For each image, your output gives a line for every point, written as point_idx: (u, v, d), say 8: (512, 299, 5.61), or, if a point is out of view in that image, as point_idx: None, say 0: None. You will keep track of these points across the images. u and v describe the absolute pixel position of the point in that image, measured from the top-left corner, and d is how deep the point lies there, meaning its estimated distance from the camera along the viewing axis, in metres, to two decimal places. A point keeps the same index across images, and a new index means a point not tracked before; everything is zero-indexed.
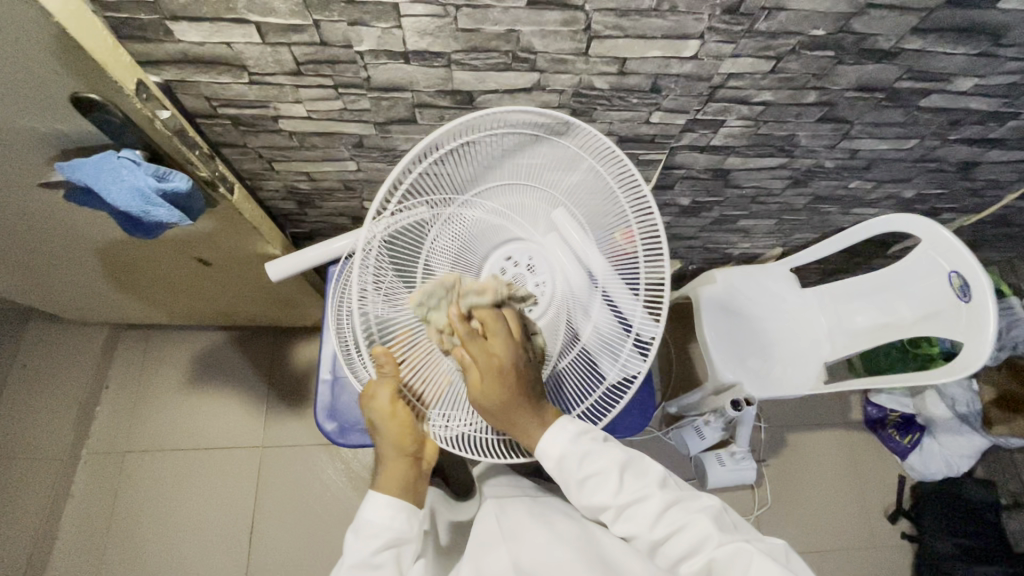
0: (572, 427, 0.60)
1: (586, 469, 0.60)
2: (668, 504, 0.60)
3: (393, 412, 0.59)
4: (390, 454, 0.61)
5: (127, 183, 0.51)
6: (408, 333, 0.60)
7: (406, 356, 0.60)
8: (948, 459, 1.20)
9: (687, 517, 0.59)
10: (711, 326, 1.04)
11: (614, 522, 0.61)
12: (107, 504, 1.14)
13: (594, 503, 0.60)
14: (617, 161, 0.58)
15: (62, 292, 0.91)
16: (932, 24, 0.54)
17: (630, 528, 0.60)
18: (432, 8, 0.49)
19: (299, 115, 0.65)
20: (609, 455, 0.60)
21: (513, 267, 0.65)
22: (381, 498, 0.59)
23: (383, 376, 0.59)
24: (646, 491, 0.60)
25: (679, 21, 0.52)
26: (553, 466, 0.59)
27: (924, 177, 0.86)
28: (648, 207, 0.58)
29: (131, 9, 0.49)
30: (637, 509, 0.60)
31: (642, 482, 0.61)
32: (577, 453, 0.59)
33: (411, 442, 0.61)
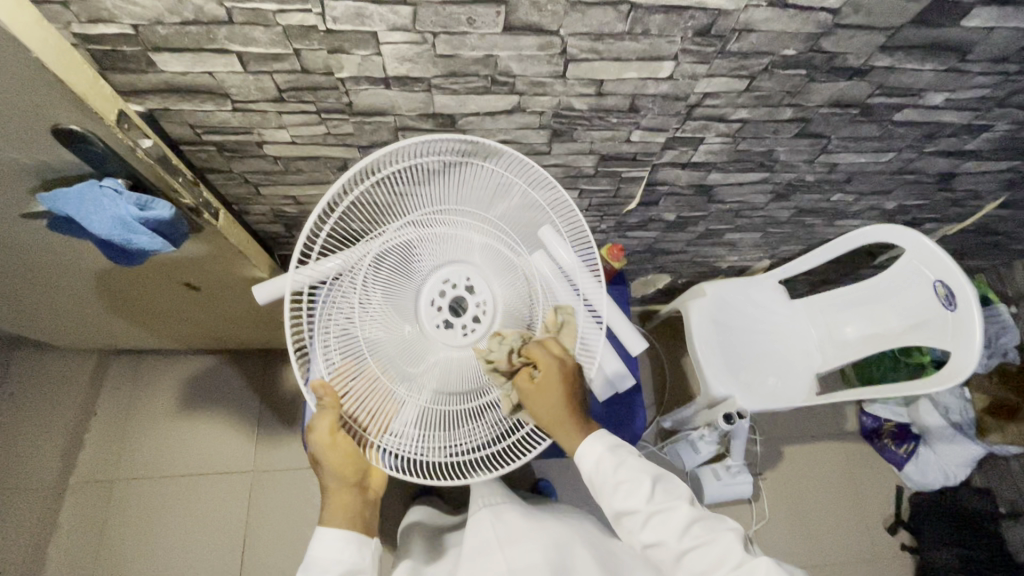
0: (600, 441, 0.61)
1: (619, 468, 0.59)
2: (695, 519, 0.56)
3: (332, 443, 0.59)
4: (335, 486, 0.61)
5: (109, 214, 0.52)
6: (349, 365, 0.59)
7: (349, 390, 0.59)
8: (945, 468, 1.20)
9: (715, 534, 0.54)
10: (703, 339, 1.04)
11: (640, 531, 0.57)
12: (94, 535, 1.12)
13: (622, 507, 0.57)
14: (544, 178, 0.60)
15: (50, 319, 0.91)
16: (899, 42, 0.55)
17: (654, 536, 0.55)
18: (410, 35, 0.50)
19: (284, 140, 0.66)
20: (639, 465, 0.59)
21: (452, 290, 0.62)
22: (328, 532, 0.60)
23: (323, 408, 0.58)
24: (674, 502, 0.56)
25: (653, 44, 0.53)
26: (590, 473, 0.60)
27: (904, 189, 0.87)
28: (577, 216, 0.61)
29: (114, 42, 0.50)
30: (663, 518, 0.56)
31: (672, 494, 0.57)
32: (612, 456, 0.59)
33: (354, 473, 0.62)
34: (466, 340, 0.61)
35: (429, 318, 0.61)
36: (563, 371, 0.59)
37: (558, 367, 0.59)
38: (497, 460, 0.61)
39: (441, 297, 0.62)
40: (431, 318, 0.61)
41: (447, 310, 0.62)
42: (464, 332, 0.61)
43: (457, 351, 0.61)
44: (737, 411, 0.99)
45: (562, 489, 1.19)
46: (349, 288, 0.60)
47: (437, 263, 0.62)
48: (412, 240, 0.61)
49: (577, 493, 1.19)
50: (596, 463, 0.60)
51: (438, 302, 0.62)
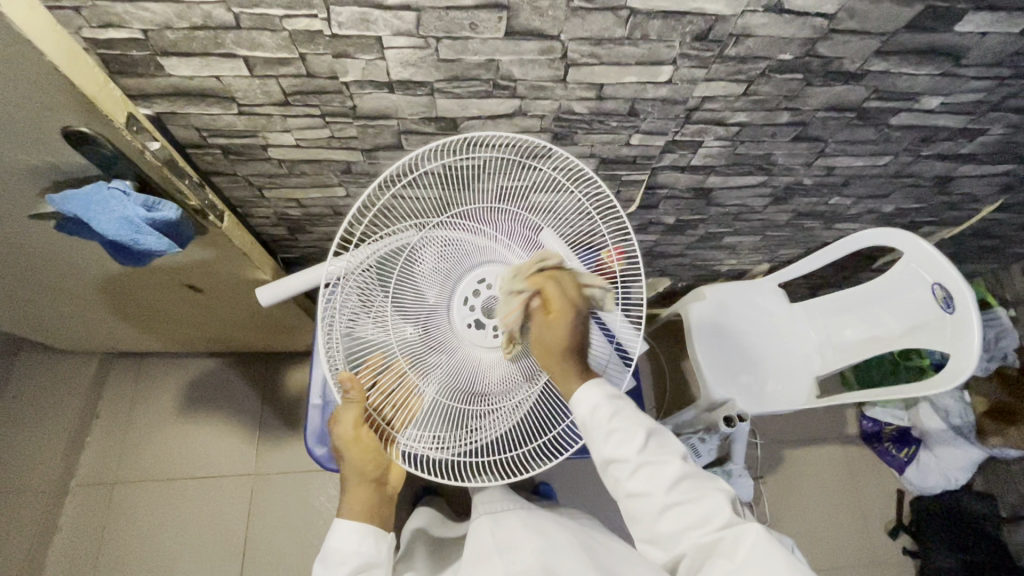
0: (596, 390, 0.58)
1: (613, 419, 0.58)
2: (685, 476, 0.57)
3: (356, 437, 0.61)
4: (353, 480, 0.62)
5: (116, 213, 0.52)
6: (377, 359, 0.61)
7: (376, 381, 0.61)
8: (946, 472, 1.19)
9: (703, 492, 0.56)
10: (702, 344, 1.06)
11: (628, 480, 0.57)
12: (95, 537, 1.12)
13: (614, 454, 0.58)
14: (578, 170, 0.65)
15: (54, 321, 0.91)
16: (893, 47, 0.56)
17: (641, 487, 0.57)
18: (414, 39, 0.51)
19: (288, 143, 0.67)
20: (637, 419, 0.59)
21: (486, 290, 0.62)
22: (346, 525, 0.61)
23: (349, 401, 0.60)
24: (667, 457, 0.57)
25: (651, 49, 0.54)
26: (579, 419, 0.58)
27: (902, 192, 0.88)
28: (617, 214, 0.63)
29: (123, 47, 0.51)
30: (653, 471, 0.57)
31: (664, 449, 0.58)
32: (607, 404, 0.58)
33: (375, 468, 0.63)
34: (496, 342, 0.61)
35: (460, 317, 0.61)
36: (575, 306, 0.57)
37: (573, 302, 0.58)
38: (515, 465, 0.61)
39: (473, 296, 0.62)
40: (462, 317, 0.61)
41: (480, 312, 0.61)
42: (495, 334, 0.61)
43: (488, 353, 0.61)
44: (737, 413, 0.98)
45: (563, 492, 1.19)
46: (373, 288, 0.61)
47: (470, 263, 0.62)
48: (437, 241, 0.61)
49: (578, 496, 1.19)
50: (590, 411, 0.58)
51: (471, 301, 0.61)
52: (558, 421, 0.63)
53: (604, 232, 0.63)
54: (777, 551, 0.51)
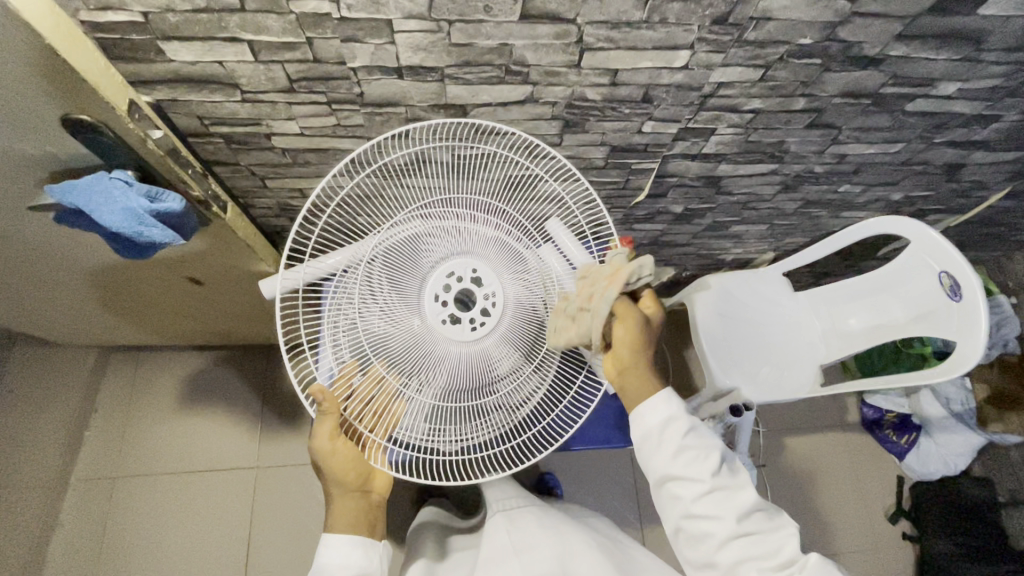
0: (668, 404, 0.60)
1: (687, 434, 0.59)
2: (755, 507, 0.58)
3: (332, 450, 0.60)
4: (336, 494, 0.61)
5: (119, 205, 0.50)
6: (356, 363, 0.60)
7: (353, 391, 0.60)
8: (946, 458, 1.21)
9: (770, 524, 0.58)
10: (706, 334, 1.05)
11: (697, 502, 0.58)
12: (97, 532, 1.11)
13: (684, 475, 0.58)
14: (564, 171, 0.70)
15: (51, 315, 0.90)
16: (915, 31, 0.55)
17: (711, 510, 0.57)
18: (426, 23, 0.50)
19: (292, 132, 0.65)
20: (710, 441, 0.60)
21: (456, 283, 0.60)
22: (336, 538, 0.59)
23: (323, 414, 0.59)
24: (738, 484, 0.59)
25: (669, 33, 0.52)
26: (654, 428, 0.60)
27: (911, 180, 0.87)
28: (598, 207, 0.66)
29: (122, 30, 0.49)
30: (724, 498, 0.57)
31: (734, 476, 0.60)
32: (681, 424, 0.60)
33: (355, 479, 0.62)
34: (474, 335, 0.59)
35: (433, 313, 0.59)
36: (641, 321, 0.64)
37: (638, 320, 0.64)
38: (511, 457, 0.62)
39: (445, 291, 0.60)
40: (435, 313, 0.59)
41: (452, 305, 0.59)
42: (472, 327, 0.59)
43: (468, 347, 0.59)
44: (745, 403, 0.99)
45: (569, 482, 1.19)
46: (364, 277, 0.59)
47: (449, 249, 0.60)
48: (428, 226, 0.60)
49: (583, 485, 1.20)
50: (664, 424, 0.60)
51: (443, 297, 0.59)
52: (547, 413, 0.63)
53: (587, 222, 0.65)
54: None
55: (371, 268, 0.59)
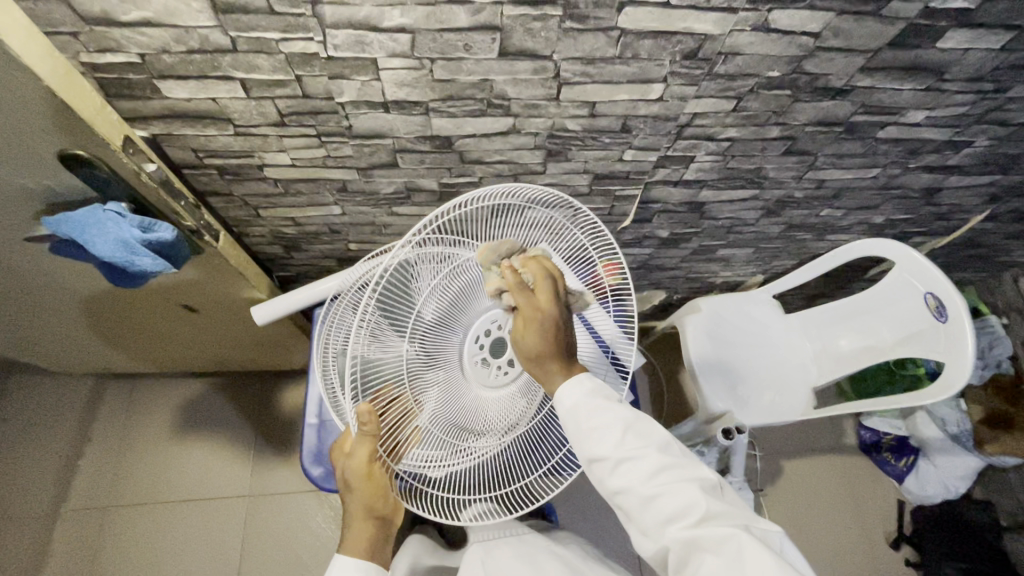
0: (580, 386, 0.57)
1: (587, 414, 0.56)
2: (664, 467, 0.53)
3: (368, 473, 0.58)
4: (358, 515, 0.58)
5: (111, 235, 0.52)
6: (389, 389, 0.59)
7: (385, 412, 0.59)
8: (946, 481, 1.18)
9: (681, 484, 0.53)
10: (698, 357, 1.05)
11: (609, 476, 0.55)
12: (84, 565, 1.09)
13: (593, 453, 0.55)
14: (575, 210, 0.63)
15: (44, 342, 0.91)
16: (878, 64, 0.58)
17: (623, 482, 0.54)
18: (409, 61, 0.52)
19: (284, 163, 0.67)
20: (614, 413, 0.56)
21: (496, 330, 0.63)
22: (347, 562, 0.57)
23: (363, 434, 0.57)
24: (644, 450, 0.54)
25: (642, 67, 0.55)
26: (562, 416, 0.57)
27: (891, 204, 0.90)
28: (601, 230, 0.63)
29: (119, 70, 0.51)
30: (632, 467, 0.54)
31: (642, 441, 0.55)
32: (586, 398, 0.56)
33: (384, 503, 0.59)
34: (502, 381, 0.62)
35: (470, 354, 0.62)
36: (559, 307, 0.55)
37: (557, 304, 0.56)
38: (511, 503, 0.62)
39: (482, 335, 0.63)
40: (472, 354, 0.62)
41: (488, 349, 0.63)
42: (501, 373, 0.62)
43: (491, 392, 0.62)
44: (736, 426, 0.97)
45: (563, 509, 1.18)
46: (392, 316, 0.60)
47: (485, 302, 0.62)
48: (460, 276, 0.61)
49: (578, 512, 1.19)
50: (570, 409, 0.56)
51: (483, 340, 0.62)
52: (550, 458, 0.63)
53: (588, 244, 0.63)
54: (763, 560, 0.46)
55: (400, 304, 0.60)
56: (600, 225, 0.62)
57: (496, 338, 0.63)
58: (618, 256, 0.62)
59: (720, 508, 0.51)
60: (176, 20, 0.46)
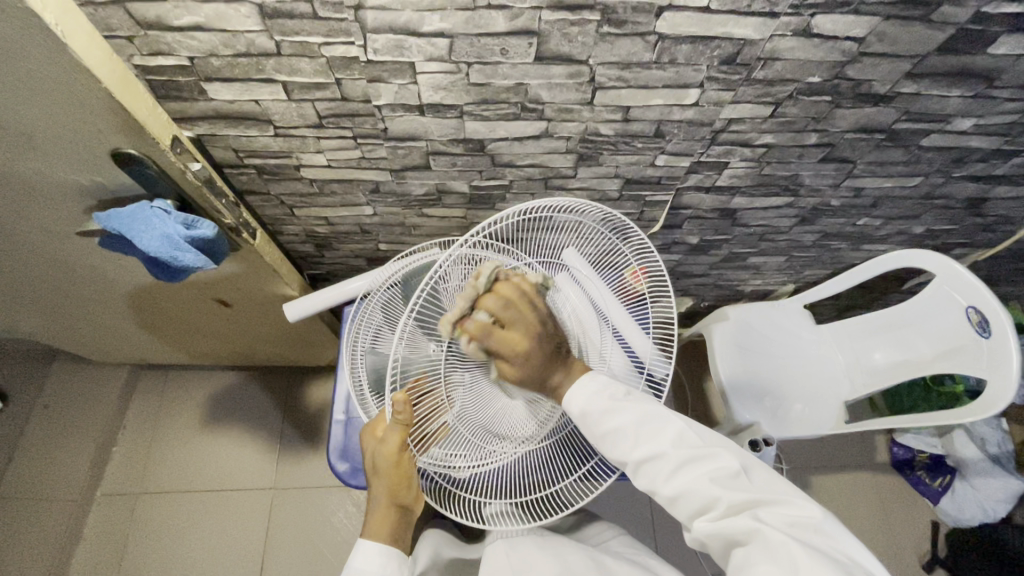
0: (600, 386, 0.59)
1: (602, 426, 0.57)
2: (682, 464, 0.53)
3: (397, 461, 0.58)
4: (383, 503, 0.60)
5: (157, 231, 0.54)
6: (424, 381, 0.58)
7: (418, 405, 0.58)
8: (984, 504, 1.11)
9: (700, 479, 0.52)
10: (727, 365, 1.01)
11: (635, 478, 0.57)
12: (117, 548, 1.13)
13: (616, 457, 0.57)
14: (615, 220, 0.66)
15: (87, 331, 0.95)
16: (924, 70, 0.56)
17: (646, 483, 0.55)
18: (446, 65, 0.53)
19: (320, 164, 0.69)
20: (623, 413, 0.56)
21: None
22: (371, 546, 0.60)
23: (396, 423, 0.57)
24: (659, 448, 0.54)
25: (679, 72, 0.54)
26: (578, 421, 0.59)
27: (933, 214, 0.87)
28: (647, 247, 0.65)
29: (169, 72, 0.53)
30: (653, 466, 0.55)
31: (657, 439, 0.55)
32: (597, 405, 0.57)
33: (406, 493, 0.60)
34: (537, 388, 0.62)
35: None
36: (538, 312, 0.57)
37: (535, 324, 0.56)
38: (533, 510, 0.63)
39: None
40: None
41: None
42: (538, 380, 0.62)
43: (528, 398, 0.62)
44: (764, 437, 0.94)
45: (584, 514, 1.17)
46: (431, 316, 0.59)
47: None
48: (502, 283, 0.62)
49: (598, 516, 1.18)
50: (582, 412, 0.58)
51: None
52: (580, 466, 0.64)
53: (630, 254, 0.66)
54: (793, 552, 0.45)
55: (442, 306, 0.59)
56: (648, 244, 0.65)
57: None
58: (658, 259, 0.64)
59: (741, 498, 0.50)
60: (224, 24, 0.48)
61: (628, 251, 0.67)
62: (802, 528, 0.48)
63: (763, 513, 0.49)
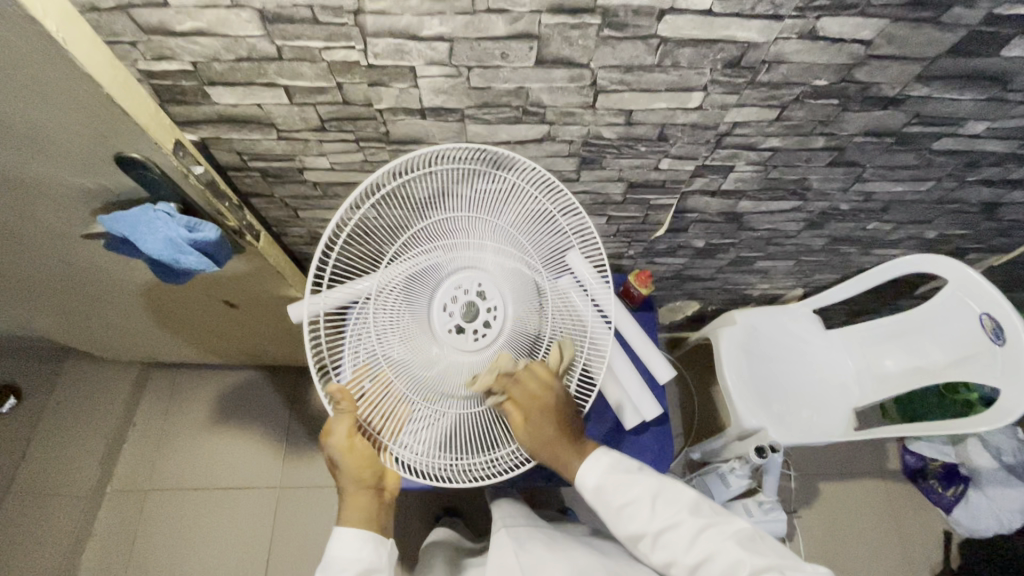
0: (603, 458, 0.61)
1: (619, 503, 0.59)
2: (701, 529, 0.57)
3: (352, 448, 0.58)
4: (351, 488, 0.60)
5: (160, 234, 0.55)
6: (365, 369, 0.56)
7: (364, 393, 0.57)
8: (1000, 514, 1.08)
9: (721, 543, 0.55)
10: (734, 372, 0.99)
11: (653, 552, 0.58)
12: (125, 544, 1.15)
13: (633, 531, 0.59)
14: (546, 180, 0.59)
15: (98, 330, 0.96)
16: (935, 73, 0.55)
17: (667, 556, 0.57)
18: (447, 69, 0.53)
19: (323, 167, 0.69)
20: (640, 484, 0.60)
21: (466, 296, 0.57)
22: (347, 531, 0.59)
23: (341, 412, 0.57)
24: (677, 517, 0.58)
25: (682, 75, 0.54)
26: (591, 500, 0.61)
27: (945, 218, 0.85)
28: (579, 211, 0.60)
29: (173, 77, 0.53)
30: (673, 535, 0.57)
31: (674, 508, 0.58)
32: (618, 474, 0.60)
33: (371, 474, 0.60)
34: (478, 347, 0.56)
35: (440, 323, 0.56)
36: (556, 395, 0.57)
37: (551, 388, 0.57)
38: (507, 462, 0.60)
39: (453, 303, 0.57)
40: (442, 322, 0.56)
41: (459, 315, 0.56)
42: (476, 338, 0.56)
43: (471, 360, 0.56)
44: (770, 444, 0.93)
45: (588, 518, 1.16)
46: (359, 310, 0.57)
47: (451, 267, 0.58)
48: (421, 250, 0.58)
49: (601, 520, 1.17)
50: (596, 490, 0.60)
51: (451, 307, 0.56)
52: None
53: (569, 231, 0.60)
54: None
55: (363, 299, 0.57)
56: (577, 205, 0.59)
57: (467, 302, 0.57)
58: (593, 228, 0.59)
59: (763, 561, 0.53)
60: (226, 30, 0.48)
61: (572, 237, 0.60)
62: None
63: (789, 575, 0.51)
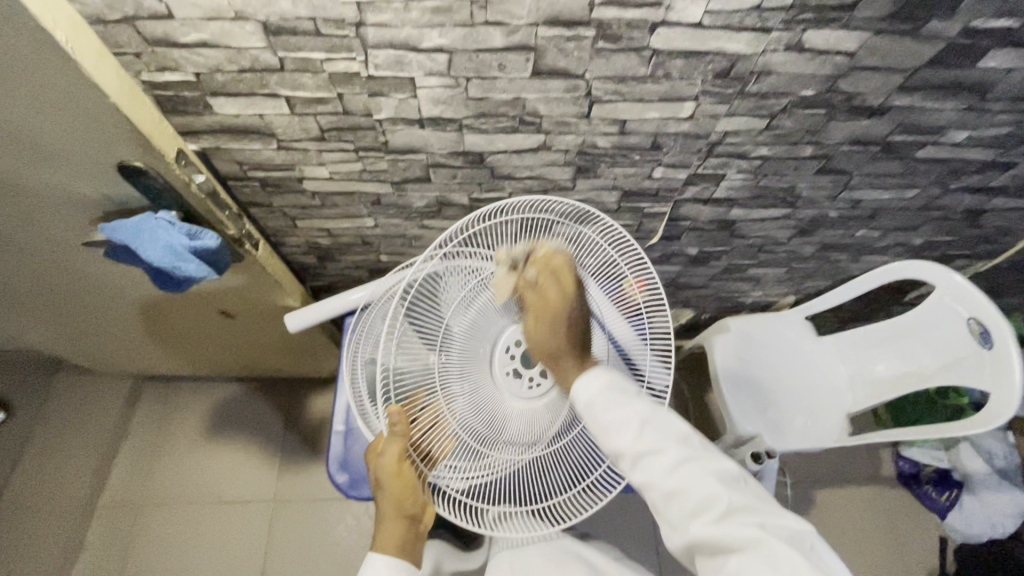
0: (603, 379, 0.58)
1: (603, 419, 0.55)
2: (686, 462, 0.53)
3: (399, 472, 0.59)
4: (389, 514, 0.60)
5: (161, 242, 0.55)
6: (419, 396, 0.62)
7: (417, 417, 0.61)
8: (993, 519, 1.09)
9: (701, 479, 0.51)
10: (727, 381, 1.01)
11: (629, 471, 0.55)
12: (116, 561, 1.12)
13: (613, 446, 0.55)
14: (619, 235, 0.63)
15: (92, 343, 0.96)
16: (916, 84, 0.57)
17: (643, 478, 0.53)
18: (445, 80, 0.54)
19: (322, 176, 0.70)
20: (630, 407, 0.55)
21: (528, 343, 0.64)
22: (379, 558, 0.59)
23: (393, 435, 0.60)
24: (663, 445, 0.53)
25: (674, 86, 0.55)
26: (580, 411, 0.58)
27: (931, 226, 0.87)
28: (639, 254, 0.62)
29: (176, 87, 0.54)
30: (654, 459, 0.53)
31: (660, 434, 0.54)
32: (613, 389, 0.57)
33: (413, 502, 0.60)
34: (531, 393, 0.63)
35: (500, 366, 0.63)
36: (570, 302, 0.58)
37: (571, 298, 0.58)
38: (551, 514, 0.59)
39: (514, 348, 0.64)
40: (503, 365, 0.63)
41: (519, 360, 0.64)
42: (530, 385, 0.63)
43: (524, 403, 0.62)
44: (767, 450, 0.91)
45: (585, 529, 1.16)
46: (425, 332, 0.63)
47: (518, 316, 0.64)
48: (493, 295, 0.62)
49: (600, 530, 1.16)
50: (588, 400, 0.57)
51: (513, 350, 0.64)
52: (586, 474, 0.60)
53: (623, 265, 0.62)
54: (796, 562, 0.45)
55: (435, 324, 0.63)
56: (639, 250, 0.62)
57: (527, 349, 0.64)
58: (655, 278, 0.61)
59: (742, 503, 0.50)
60: (230, 41, 0.49)
61: (609, 247, 0.63)
62: (802, 546, 0.48)
63: (765, 521, 0.48)
